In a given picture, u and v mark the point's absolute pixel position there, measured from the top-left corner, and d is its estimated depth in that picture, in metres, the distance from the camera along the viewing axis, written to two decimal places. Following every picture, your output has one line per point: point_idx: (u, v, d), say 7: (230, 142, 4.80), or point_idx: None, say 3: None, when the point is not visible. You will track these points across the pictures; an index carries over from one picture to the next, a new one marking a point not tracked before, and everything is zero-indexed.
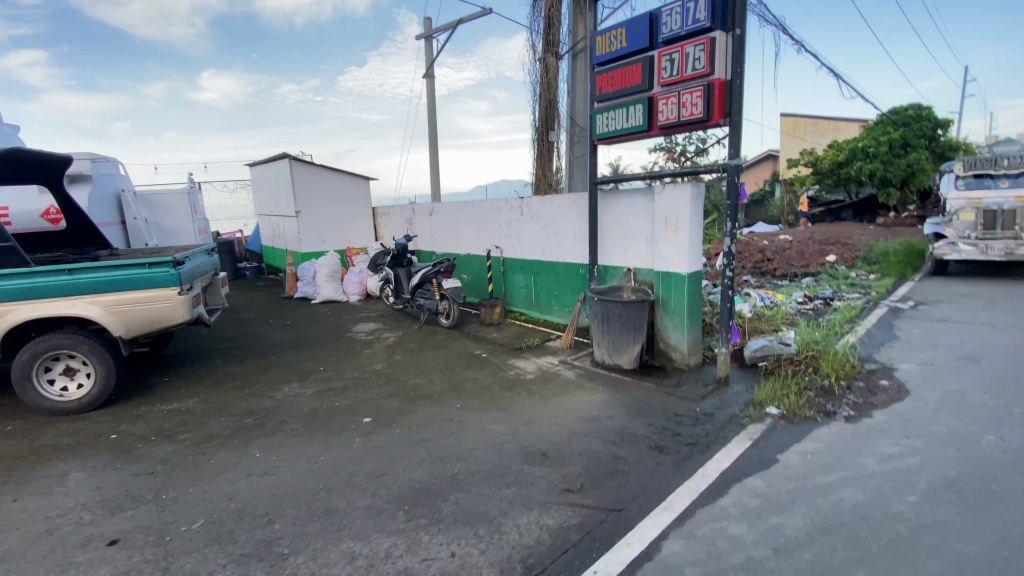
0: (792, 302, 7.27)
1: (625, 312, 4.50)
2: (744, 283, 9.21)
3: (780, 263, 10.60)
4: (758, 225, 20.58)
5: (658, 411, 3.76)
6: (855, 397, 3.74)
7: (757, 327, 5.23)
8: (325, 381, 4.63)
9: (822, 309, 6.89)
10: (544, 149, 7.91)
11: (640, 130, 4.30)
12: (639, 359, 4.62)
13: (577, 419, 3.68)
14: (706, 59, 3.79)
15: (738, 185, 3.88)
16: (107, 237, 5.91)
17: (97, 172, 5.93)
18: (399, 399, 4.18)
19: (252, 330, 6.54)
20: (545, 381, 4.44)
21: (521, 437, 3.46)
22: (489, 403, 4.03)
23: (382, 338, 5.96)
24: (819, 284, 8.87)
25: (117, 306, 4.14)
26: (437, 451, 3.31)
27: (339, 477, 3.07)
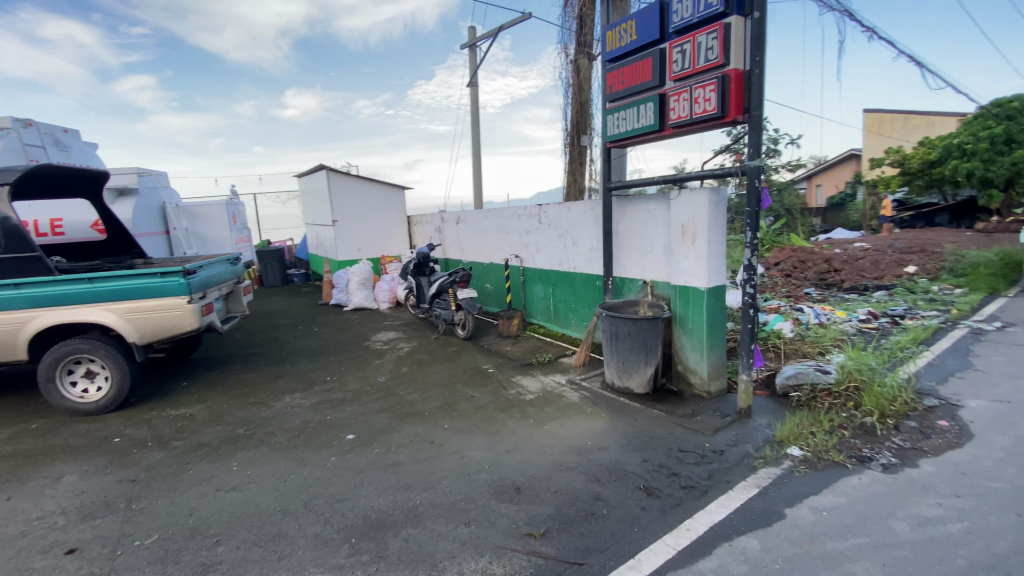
0: (853, 319, 6.44)
1: (635, 330, 4.09)
2: (803, 297, 8.33)
3: (849, 274, 9.53)
4: (835, 231, 18.87)
5: (659, 444, 3.34)
6: (900, 441, 3.13)
7: (796, 350, 4.62)
8: (325, 393, 4.59)
9: (888, 328, 6.05)
10: (577, 154, 7.58)
11: (651, 131, 3.91)
12: (652, 382, 4.18)
13: (566, 449, 3.34)
14: (719, 48, 3.35)
15: (759, 190, 3.39)
16: (149, 246, 6.29)
17: (143, 186, 6.33)
18: (389, 416, 4.03)
19: (279, 336, 6.71)
20: (546, 403, 4.12)
21: (498, 466, 3.18)
22: (479, 425, 3.78)
23: (397, 349, 5.88)
24: (893, 298, 7.86)
25: (131, 314, 4.32)
26: (407, 476, 3.11)
27: (300, 499, 2.95)
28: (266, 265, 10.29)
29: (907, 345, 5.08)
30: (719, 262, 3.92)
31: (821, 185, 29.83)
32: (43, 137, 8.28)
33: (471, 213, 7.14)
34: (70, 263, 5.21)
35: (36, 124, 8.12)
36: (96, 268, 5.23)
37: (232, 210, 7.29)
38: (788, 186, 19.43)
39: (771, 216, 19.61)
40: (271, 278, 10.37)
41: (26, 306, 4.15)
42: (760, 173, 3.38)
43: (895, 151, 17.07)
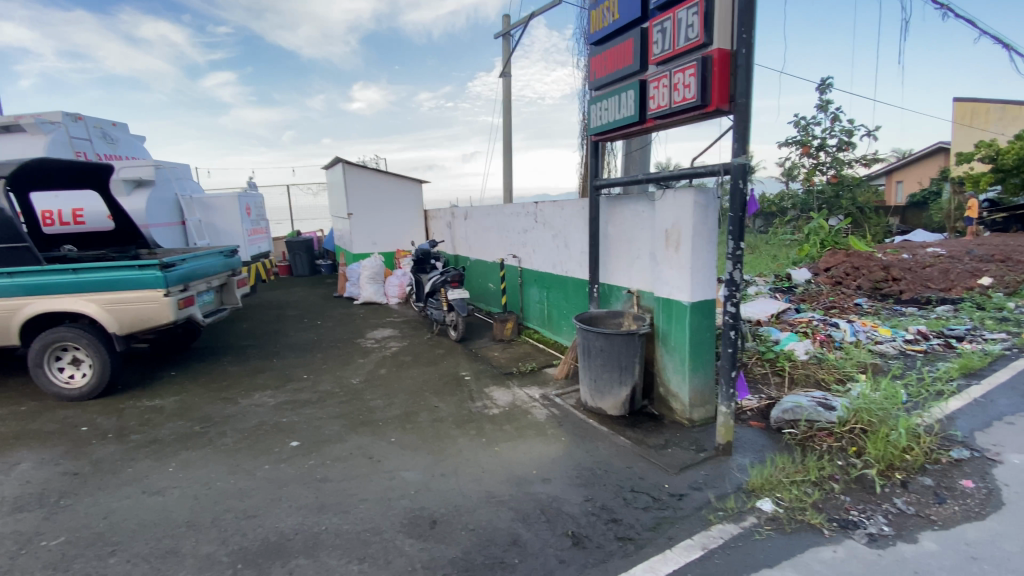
0: (897, 339, 5.62)
1: (607, 347, 3.67)
2: (847, 310, 7.43)
3: (909, 284, 8.44)
4: (912, 233, 17.00)
5: (610, 481, 2.92)
6: (902, 504, 2.56)
7: (807, 376, 4.02)
8: (294, 392, 4.49)
9: (937, 352, 5.20)
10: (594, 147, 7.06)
11: (632, 123, 3.46)
12: (628, 406, 3.76)
13: (504, 478, 3.00)
14: (701, 25, 2.86)
15: (743, 192, 2.87)
16: (163, 236, 6.48)
17: (159, 178, 6.51)
18: (343, 422, 3.86)
19: (282, 327, 6.75)
20: (507, 419, 3.77)
21: (424, 493, 2.90)
22: (427, 441, 3.51)
23: (385, 348, 5.72)
24: (957, 315, 6.86)
25: (111, 305, 4.37)
26: (326, 496, 2.91)
27: (212, 512, 2.83)
28: (294, 255, 10.51)
29: (950, 377, 4.32)
30: (709, 273, 3.40)
31: (902, 181, 27.14)
32: (91, 130, 8.79)
33: (478, 209, 6.85)
34: (78, 252, 5.43)
35: (85, 118, 8.63)
36: (100, 258, 5.42)
37: (246, 202, 7.39)
38: (859, 182, 17.69)
39: (837, 216, 17.97)
40: (299, 269, 10.59)
41: (17, 295, 4.31)
42: (745, 173, 2.87)
43: (986, 144, 15.11)
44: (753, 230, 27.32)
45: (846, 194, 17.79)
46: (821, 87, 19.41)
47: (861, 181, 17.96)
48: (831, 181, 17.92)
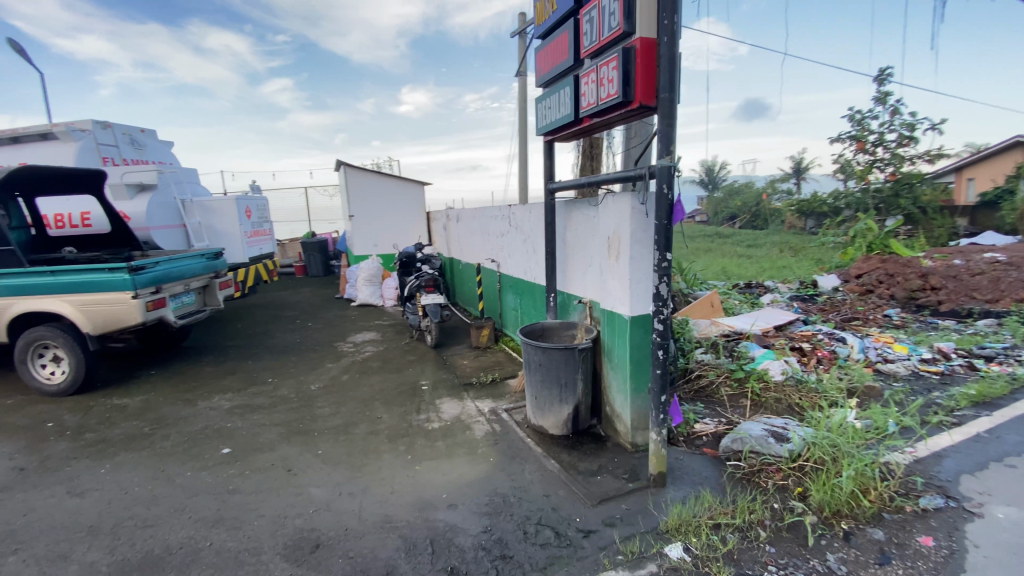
0: (912, 357, 5.00)
1: (545, 361, 3.42)
2: (870, 324, 6.75)
3: (951, 293, 7.57)
4: (979, 236, 15.40)
5: (517, 512, 2.69)
6: (833, 561, 2.19)
7: (780, 400, 3.62)
8: (251, 396, 4.50)
9: (956, 374, 4.60)
10: (587, 147, 6.73)
11: (570, 122, 3.21)
12: (570, 425, 3.49)
13: (410, 501, 2.83)
14: (622, 12, 2.59)
15: (668, 198, 2.58)
16: (163, 238, 6.70)
17: (162, 182, 6.74)
18: (281, 430, 3.81)
19: (273, 328, 6.85)
20: (443, 435, 3.60)
21: (323, 513, 2.78)
22: (352, 454, 3.39)
23: (360, 352, 5.67)
24: (998, 330, 6.08)
25: (83, 305, 4.51)
26: (227, 510, 2.85)
27: (117, 518, 2.82)
28: (308, 256, 10.73)
29: (956, 407, 3.76)
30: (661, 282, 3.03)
31: (973, 179, 24.82)
32: (119, 137, 9.26)
33: (466, 212, 6.71)
34: (77, 253, 5.69)
35: (113, 125, 9.11)
36: (94, 260, 5.64)
37: (246, 203, 7.53)
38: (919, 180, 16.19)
39: (893, 216, 16.56)
40: (313, 269, 10.79)
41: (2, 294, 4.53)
42: (671, 176, 2.57)
43: None
44: (804, 231, 25.69)
45: (903, 193, 16.36)
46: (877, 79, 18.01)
47: (920, 179, 16.47)
48: (887, 178, 16.53)
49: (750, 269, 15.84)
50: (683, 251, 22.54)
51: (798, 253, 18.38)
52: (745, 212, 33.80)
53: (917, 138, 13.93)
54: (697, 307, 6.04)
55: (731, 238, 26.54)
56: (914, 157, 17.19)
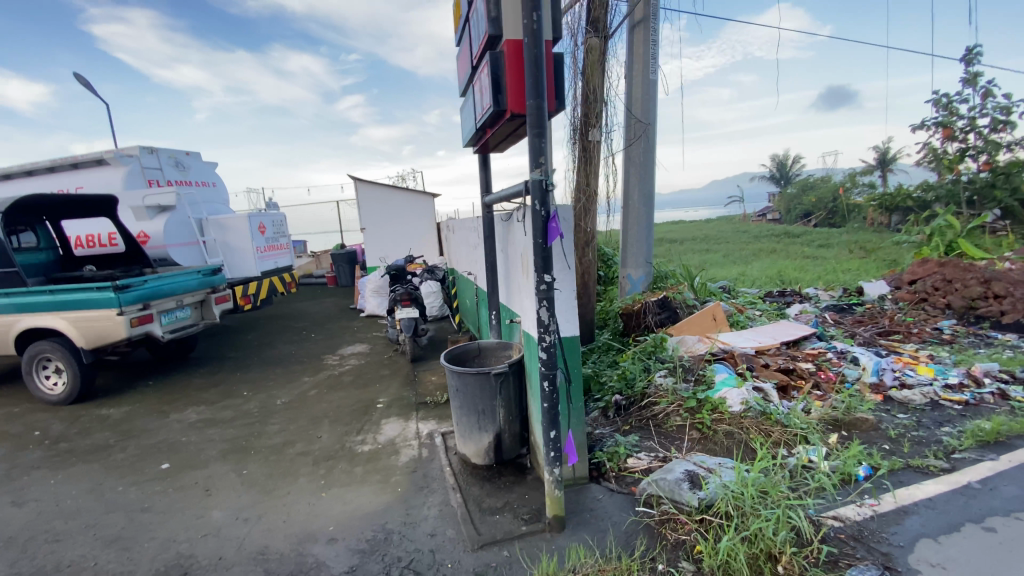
0: (935, 383, 4.28)
1: (461, 385, 3.19)
2: (911, 339, 5.89)
3: (1019, 302, 6.56)
4: None
5: (391, 553, 2.52)
6: None
7: (735, 433, 3.17)
8: (218, 410, 4.66)
9: (982, 404, 3.94)
10: (580, 152, 6.59)
11: (479, 129, 3.04)
12: (492, 454, 3.24)
13: (294, 532, 2.75)
14: (488, 13, 2.36)
15: (541, 215, 2.32)
16: (181, 255, 7.15)
17: (181, 201, 7.19)
18: (223, 447, 3.89)
19: (277, 339, 7.10)
20: (367, 459, 3.48)
21: (209, 539, 2.77)
22: (271, 476, 3.38)
23: (341, 365, 5.71)
24: None
25: (77, 321, 4.89)
26: (130, 528, 2.93)
27: (36, 530, 2.99)
28: (336, 267, 11.09)
29: (958, 448, 3.13)
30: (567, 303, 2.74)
31: None
32: (164, 160, 10.10)
33: (458, 223, 6.62)
34: (95, 272, 6.20)
35: (158, 150, 9.94)
36: (109, 277, 6.12)
37: (259, 219, 7.84)
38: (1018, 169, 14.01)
39: (988, 211, 14.54)
40: (341, 279, 11.13)
41: (13, 312, 5.01)
42: (544, 193, 2.33)
43: None
44: (886, 228, 23.23)
45: (999, 183, 14.28)
46: (968, 57, 15.97)
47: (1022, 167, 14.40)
48: (981, 168, 14.57)
49: (809, 273, 14.51)
50: (743, 254, 21.14)
51: (870, 253, 16.63)
52: (820, 210, 31.20)
53: (1013, 120, 12.17)
54: (693, 321, 5.57)
55: (800, 238, 24.57)
56: (1015, 143, 15.03)
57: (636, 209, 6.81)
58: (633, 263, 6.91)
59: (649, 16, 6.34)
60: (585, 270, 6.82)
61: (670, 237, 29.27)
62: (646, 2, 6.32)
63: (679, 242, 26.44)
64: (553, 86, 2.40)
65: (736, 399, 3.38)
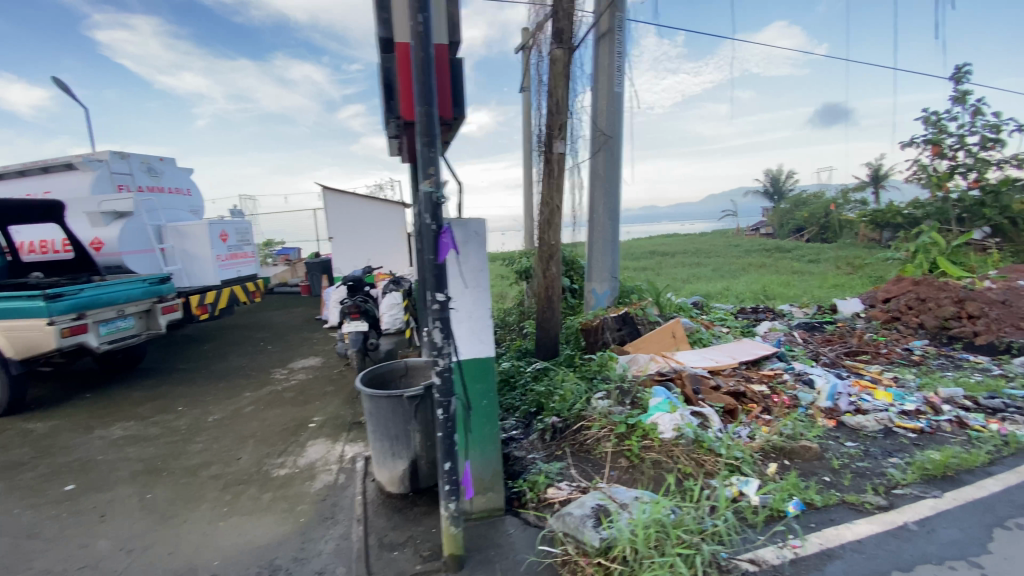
0: (891, 408, 4.08)
1: (372, 409, 2.98)
2: (878, 360, 5.72)
3: (991, 323, 6.41)
4: None
5: None
6: None
7: (663, 462, 2.98)
8: (147, 426, 4.46)
9: (938, 432, 3.73)
10: (545, 163, 6.44)
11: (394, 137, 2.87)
12: (407, 482, 3.04)
13: (176, 567, 2.55)
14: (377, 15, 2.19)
15: (431, 230, 2.13)
16: (137, 262, 6.97)
17: (139, 208, 7.02)
18: (138, 468, 3.69)
19: (232, 350, 6.89)
20: (279, 485, 3.28)
21: (85, 573, 2.57)
22: (175, 502, 3.17)
23: (287, 380, 5.51)
24: None
25: (7, 330, 4.70)
26: (7, 557, 2.73)
27: None
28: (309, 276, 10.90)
29: (901, 482, 2.93)
30: (480, 324, 2.67)
31: None
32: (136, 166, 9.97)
33: None
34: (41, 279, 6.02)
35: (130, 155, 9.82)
36: (55, 285, 5.94)
37: (221, 227, 7.66)
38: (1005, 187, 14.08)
39: (977, 228, 14.42)
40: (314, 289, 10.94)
41: None
42: (435, 206, 2.14)
43: None
44: (877, 244, 23.18)
45: (988, 201, 14.26)
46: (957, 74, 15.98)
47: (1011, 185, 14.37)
48: (970, 186, 14.53)
49: (795, 288, 14.37)
50: (732, 267, 21.08)
51: (857, 269, 16.51)
52: (812, 224, 31.22)
53: (1001, 138, 12.14)
54: (652, 338, 5.40)
55: (791, 252, 24.54)
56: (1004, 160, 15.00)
57: (601, 224, 6.68)
58: (599, 277, 6.77)
59: (615, 28, 6.27)
60: (549, 284, 6.69)
61: (662, 250, 29.28)
62: (612, 14, 6.26)
63: (671, 255, 26.42)
64: (449, 91, 2.25)
65: (668, 424, 3.18)
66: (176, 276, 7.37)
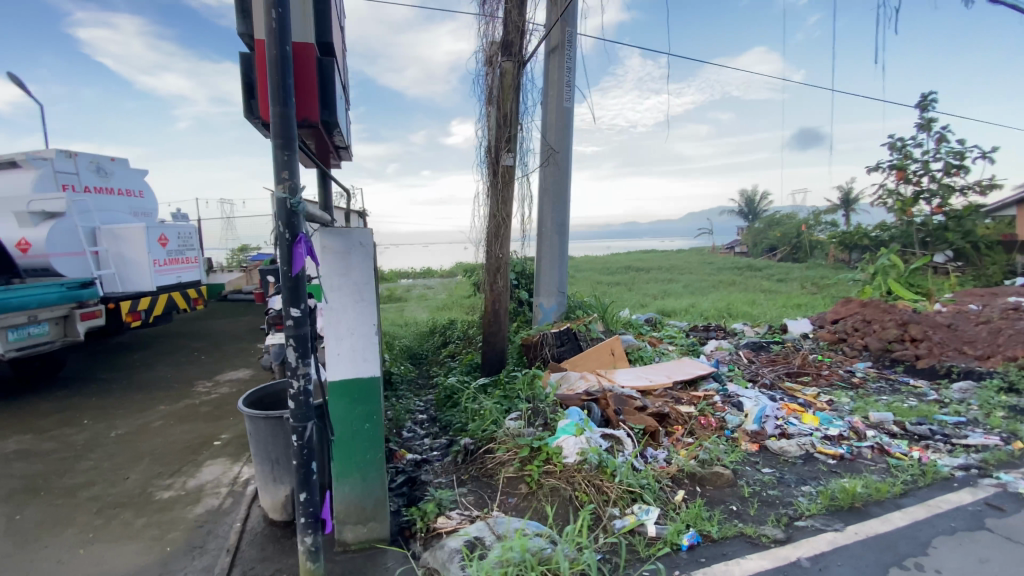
0: (816, 433, 4.01)
1: (253, 430, 2.80)
2: (818, 382, 5.72)
3: (932, 347, 6.48)
4: None
5: None
6: None
7: (563, 489, 2.82)
8: (42, 440, 4.17)
9: (858, 457, 3.66)
10: (493, 176, 6.34)
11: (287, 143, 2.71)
12: (291, 508, 2.85)
13: None
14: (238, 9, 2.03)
15: (285, 241, 1.96)
16: (68, 266, 6.65)
17: (72, 210, 6.72)
18: (14, 486, 3.41)
19: (163, 359, 6.59)
20: (158, 509, 3.06)
21: None
22: (38, 526, 2.92)
23: (209, 393, 5.25)
24: (965, 399, 5.01)
25: None
26: None
27: None
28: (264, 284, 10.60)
29: (805, 514, 2.81)
30: (362, 341, 2.50)
31: None
32: None
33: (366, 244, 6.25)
34: None
35: None
36: None
37: (161, 231, 7.37)
38: (969, 214, 14.53)
39: (939, 252, 15.08)
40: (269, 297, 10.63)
41: None
42: (290, 215, 1.97)
43: None
44: (846, 265, 23.70)
45: (950, 225, 14.78)
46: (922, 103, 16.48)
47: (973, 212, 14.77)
48: (934, 211, 14.91)
49: (761, 306, 14.52)
50: (704, 284, 21.30)
51: (822, 290, 16.78)
52: (785, 244, 31.83)
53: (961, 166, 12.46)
54: (589, 355, 5.32)
55: (763, 271, 24.91)
56: (964, 187, 15.43)
57: (549, 238, 6.60)
58: (546, 291, 6.67)
59: (565, 43, 6.26)
60: (495, 298, 6.54)
61: (639, 266, 29.53)
62: (563, 28, 6.24)
63: (646, 271, 26.67)
64: (317, 93, 2.15)
65: (572, 448, 3.03)
66: (110, 281, 7.01)
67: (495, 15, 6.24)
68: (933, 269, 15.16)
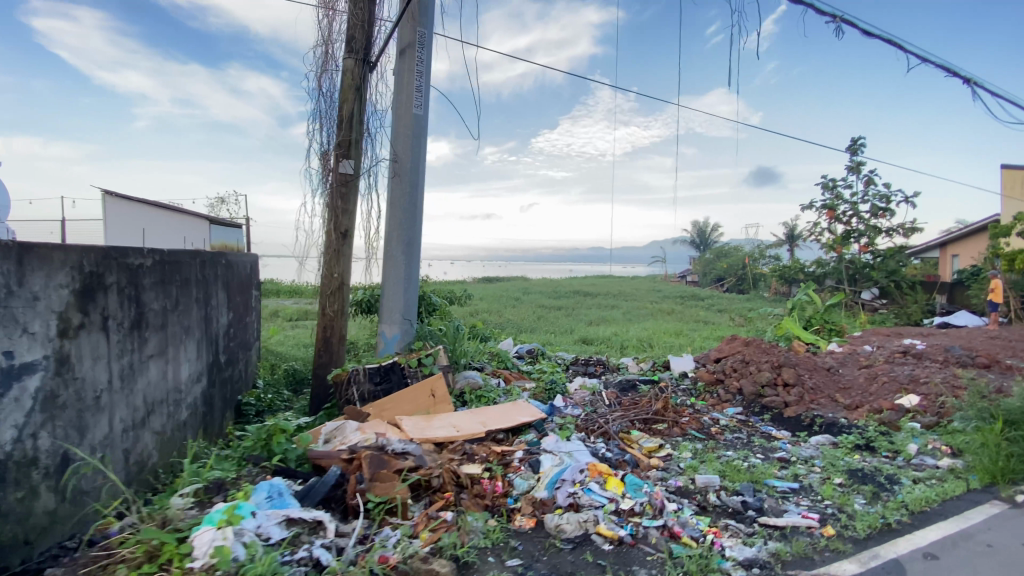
0: (608, 504, 3.34)
1: None
2: (669, 432, 5.10)
3: (803, 392, 6.02)
4: (950, 317, 13.35)
5: None
6: None
7: None
8: None
9: (641, 540, 3.00)
10: (331, 183, 5.48)
11: None
12: None
13: None
14: None
15: None
16: None
17: None
18: None
19: None
20: None
21: None
22: None
23: None
24: (811, 457, 4.49)
25: None
26: None
27: None
28: None
29: None
30: None
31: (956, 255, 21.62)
32: None
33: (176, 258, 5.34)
34: None
35: None
36: None
37: None
38: (892, 254, 14.88)
39: (864, 288, 15.24)
40: None
41: None
42: None
43: None
44: (783, 299, 23.94)
45: (876, 264, 14.99)
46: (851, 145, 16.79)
47: (896, 252, 15.02)
48: (861, 250, 15.09)
49: (686, 337, 14.15)
50: (642, 312, 20.86)
51: (750, 322, 16.64)
52: (731, 275, 32.18)
53: None
54: (401, 397, 4.58)
55: (705, 300, 24.91)
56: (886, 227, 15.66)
57: (394, 259, 5.86)
58: (390, 319, 5.91)
59: (415, 44, 5.66)
60: (328, 323, 5.66)
61: (588, 290, 29.04)
62: (413, 27, 5.66)
63: (592, 296, 26.21)
64: None
65: (205, 546, 2.21)
66: None
67: (337, 9, 5.58)
68: (857, 305, 15.22)
